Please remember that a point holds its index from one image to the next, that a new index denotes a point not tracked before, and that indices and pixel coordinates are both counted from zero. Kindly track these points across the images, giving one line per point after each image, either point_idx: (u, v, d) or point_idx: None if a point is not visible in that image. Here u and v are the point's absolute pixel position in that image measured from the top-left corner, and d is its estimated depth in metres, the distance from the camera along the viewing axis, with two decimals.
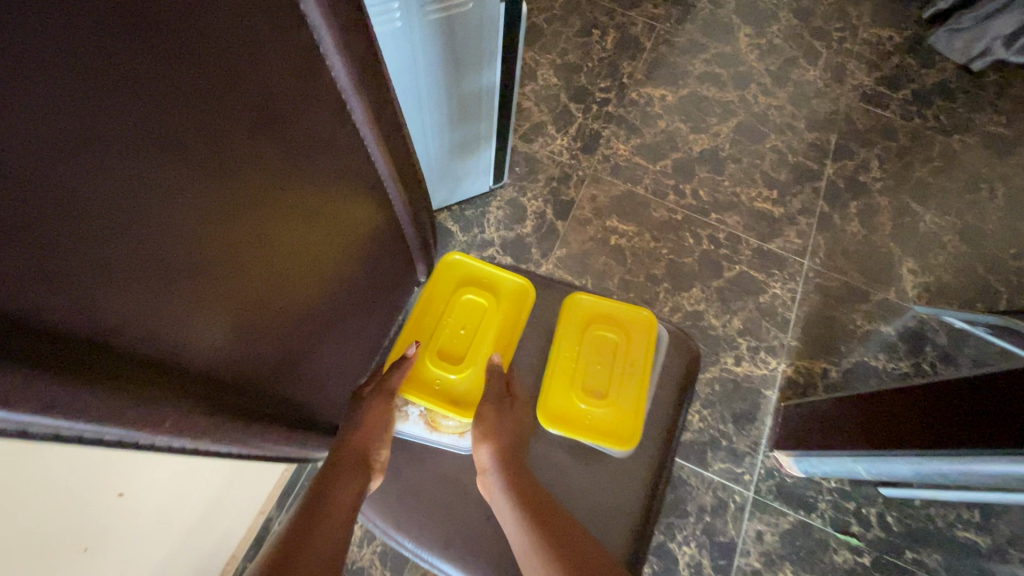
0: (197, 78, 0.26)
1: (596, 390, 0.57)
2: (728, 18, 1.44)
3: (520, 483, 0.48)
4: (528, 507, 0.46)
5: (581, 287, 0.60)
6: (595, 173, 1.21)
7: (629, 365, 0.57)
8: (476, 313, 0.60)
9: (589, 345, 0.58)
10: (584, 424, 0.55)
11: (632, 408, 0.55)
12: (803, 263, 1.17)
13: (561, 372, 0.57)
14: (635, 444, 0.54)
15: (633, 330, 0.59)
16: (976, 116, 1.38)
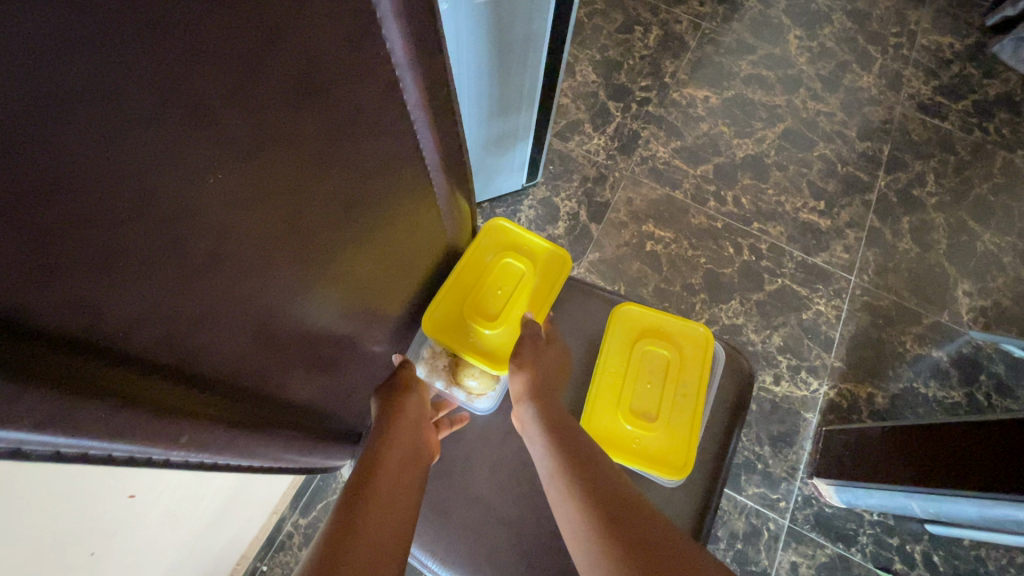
0: (239, 39, 0.21)
1: (645, 411, 0.52)
2: (778, 18, 1.38)
3: (555, 417, 0.46)
4: (563, 442, 0.43)
5: (631, 298, 0.56)
6: (632, 175, 1.16)
7: (682, 386, 0.52)
8: (512, 278, 0.54)
9: (640, 360, 0.53)
10: (631, 449, 0.50)
11: (684, 435, 0.50)
12: (850, 280, 1.10)
13: (607, 387, 0.52)
14: (685, 475, 0.49)
15: (688, 348, 0.54)
16: None
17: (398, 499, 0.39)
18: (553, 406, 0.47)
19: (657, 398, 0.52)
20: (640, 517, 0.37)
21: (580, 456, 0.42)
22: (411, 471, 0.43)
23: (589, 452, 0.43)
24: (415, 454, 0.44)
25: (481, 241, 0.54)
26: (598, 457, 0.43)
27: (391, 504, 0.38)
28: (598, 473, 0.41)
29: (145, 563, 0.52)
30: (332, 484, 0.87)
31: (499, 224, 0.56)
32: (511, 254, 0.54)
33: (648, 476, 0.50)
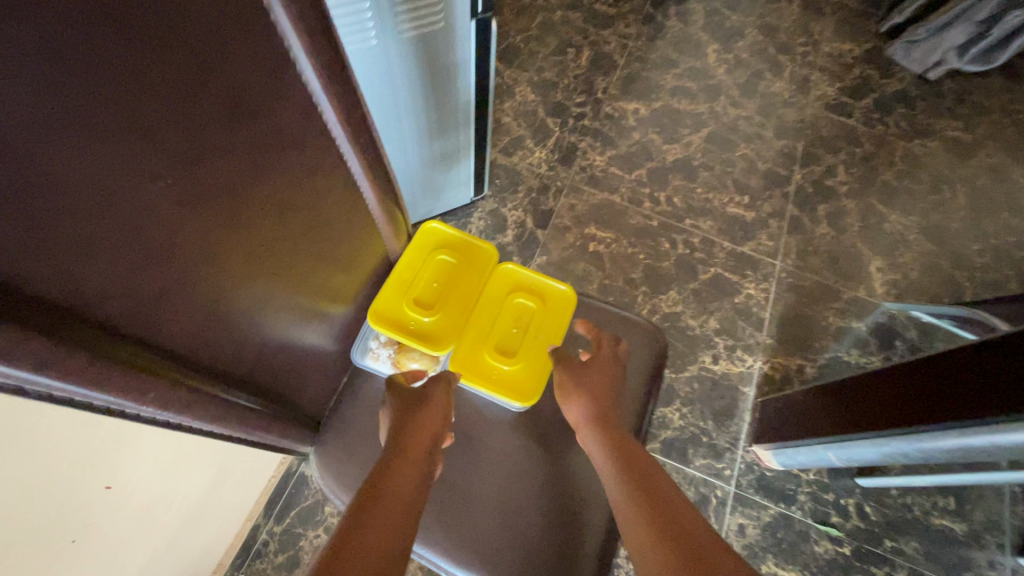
0: (178, 77, 0.28)
1: (506, 350, 0.62)
2: (697, 35, 1.52)
3: (617, 443, 0.52)
4: (623, 471, 0.49)
5: (509, 260, 0.65)
6: (573, 184, 1.26)
7: (542, 331, 0.63)
8: (448, 272, 0.63)
9: (509, 309, 0.63)
10: (490, 379, 0.60)
11: (538, 367, 0.61)
12: (775, 264, 1.21)
13: (474, 331, 0.62)
14: (532, 403, 0.60)
15: (550, 303, 0.64)
16: (934, 122, 1.46)
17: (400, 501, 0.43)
18: (617, 431, 0.53)
19: (519, 341, 0.63)
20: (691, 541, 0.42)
21: (638, 483, 0.48)
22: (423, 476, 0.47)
23: (649, 479, 0.49)
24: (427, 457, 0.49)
25: (417, 238, 0.64)
26: (655, 482, 0.48)
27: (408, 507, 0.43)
28: (658, 500, 0.46)
29: (125, 556, 0.56)
30: (304, 490, 0.91)
31: (438, 225, 0.64)
32: (445, 251, 0.64)
33: (501, 402, 0.60)
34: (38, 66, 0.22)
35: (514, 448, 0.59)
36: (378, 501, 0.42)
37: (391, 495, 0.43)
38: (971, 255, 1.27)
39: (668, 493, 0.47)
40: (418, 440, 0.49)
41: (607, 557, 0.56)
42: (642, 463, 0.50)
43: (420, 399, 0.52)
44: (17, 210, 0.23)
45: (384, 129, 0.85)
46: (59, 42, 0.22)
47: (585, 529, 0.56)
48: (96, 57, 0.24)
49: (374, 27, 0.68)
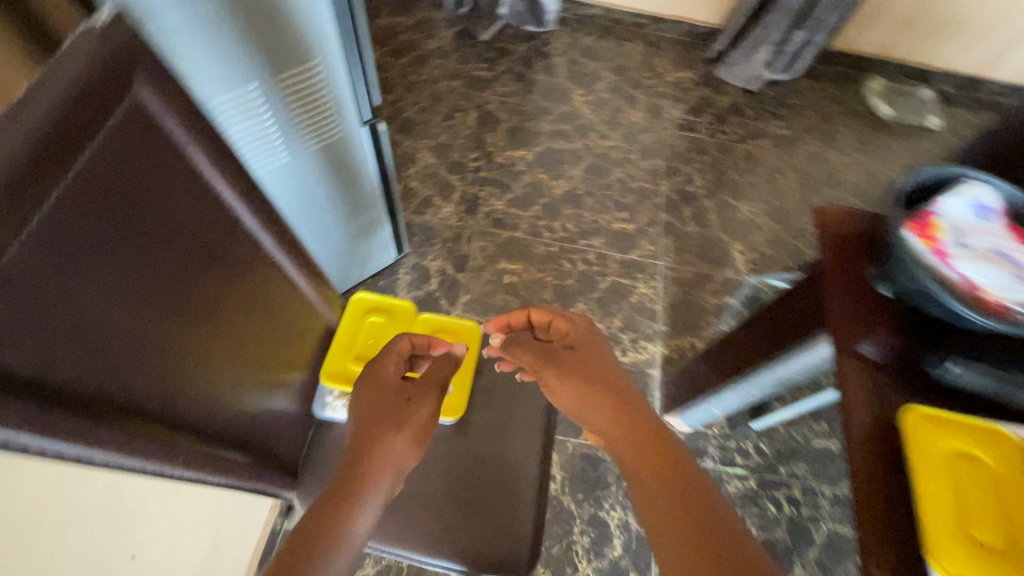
0: (173, 250, 0.44)
1: None
2: (563, 84, 1.80)
3: (623, 417, 0.62)
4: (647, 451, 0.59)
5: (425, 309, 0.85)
6: (481, 228, 1.46)
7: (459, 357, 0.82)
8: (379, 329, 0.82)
9: None
10: None
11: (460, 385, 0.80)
12: (658, 264, 1.46)
13: None
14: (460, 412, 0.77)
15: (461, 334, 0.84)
16: (762, 124, 1.79)
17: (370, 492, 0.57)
18: (621, 403, 0.63)
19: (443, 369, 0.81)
20: (697, 497, 0.55)
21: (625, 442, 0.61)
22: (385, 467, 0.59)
23: (661, 443, 0.60)
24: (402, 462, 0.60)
25: (349, 307, 0.84)
26: (668, 445, 0.60)
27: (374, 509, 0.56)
28: (666, 463, 0.58)
29: None
30: None
31: (364, 294, 0.84)
32: (374, 313, 0.83)
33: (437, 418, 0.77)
34: (101, 272, 0.38)
35: (455, 454, 0.75)
36: (346, 510, 0.54)
37: (361, 505, 0.55)
38: (807, 227, 1.57)
39: (676, 455, 0.59)
40: (396, 449, 0.59)
41: (540, 525, 0.73)
42: (648, 429, 0.61)
43: (399, 409, 0.62)
44: (98, 356, 0.38)
45: (304, 220, 1.01)
46: (111, 255, 0.38)
47: (518, 507, 0.72)
48: (128, 256, 0.40)
49: (282, 148, 0.85)
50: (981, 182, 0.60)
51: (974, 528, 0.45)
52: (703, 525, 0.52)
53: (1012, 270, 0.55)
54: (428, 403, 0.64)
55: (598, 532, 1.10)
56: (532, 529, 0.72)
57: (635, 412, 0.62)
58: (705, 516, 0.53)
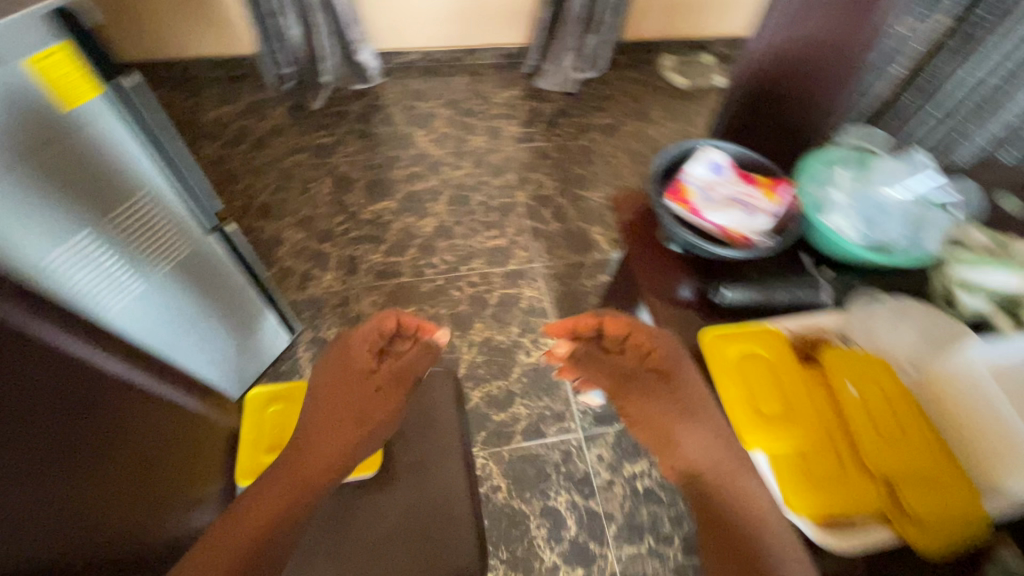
0: (24, 409, 0.48)
1: None
2: (404, 130, 1.91)
3: (697, 457, 0.58)
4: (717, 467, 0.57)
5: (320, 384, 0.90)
6: (366, 285, 1.53)
7: None
8: (281, 415, 0.85)
9: None
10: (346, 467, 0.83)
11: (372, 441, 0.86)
12: (535, 266, 1.60)
13: None
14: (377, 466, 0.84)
15: None
16: (587, 119, 2.03)
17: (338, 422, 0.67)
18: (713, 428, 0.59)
19: None
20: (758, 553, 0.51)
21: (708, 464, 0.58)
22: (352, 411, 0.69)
23: (731, 486, 0.55)
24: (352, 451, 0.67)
25: (244, 408, 0.85)
26: (740, 491, 0.55)
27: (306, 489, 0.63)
28: (736, 508, 0.54)
29: None
30: None
31: (259, 388, 0.87)
32: (273, 402, 0.86)
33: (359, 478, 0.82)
34: None
35: (389, 500, 0.81)
36: (281, 486, 0.62)
37: (296, 484, 0.62)
38: None
39: (750, 503, 0.54)
40: (348, 437, 0.67)
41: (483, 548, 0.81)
42: (720, 475, 0.56)
43: (364, 401, 0.69)
44: None
45: (180, 339, 1.01)
46: None
47: (458, 541, 0.79)
48: None
49: (133, 280, 0.87)
50: (711, 148, 0.79)
51: (771, 417, 0.60)
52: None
53: (746, 207, 0.73)
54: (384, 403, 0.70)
55: (551, 520, 1.20)
56: (477, 556, 0.79)
57: (709, 455, 0.57)
58: (757, 566, 0.51)
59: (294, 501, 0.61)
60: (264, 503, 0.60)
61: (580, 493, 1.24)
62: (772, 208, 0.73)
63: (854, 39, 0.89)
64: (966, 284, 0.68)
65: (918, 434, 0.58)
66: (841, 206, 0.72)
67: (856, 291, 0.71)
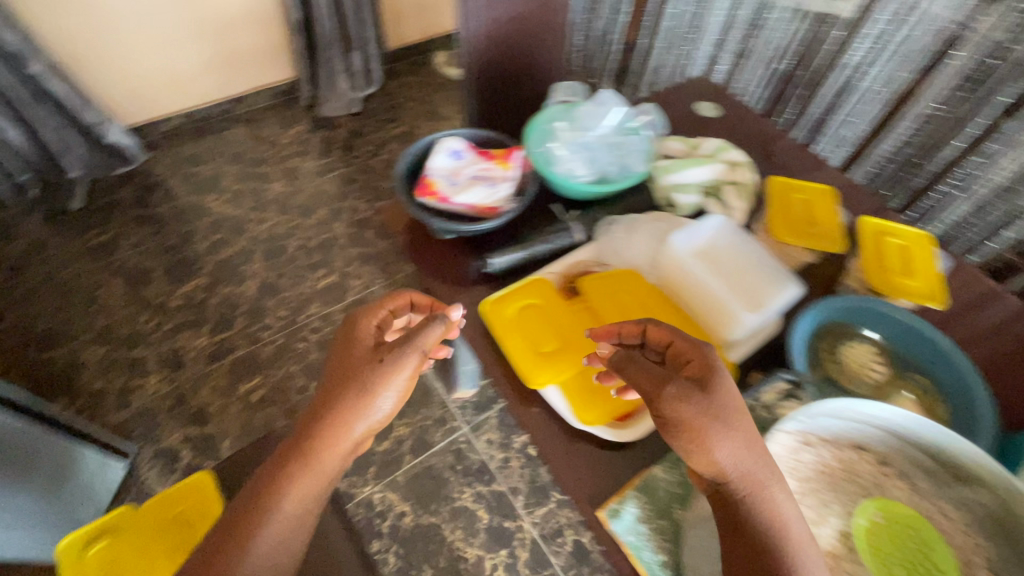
0: None
1: None
2: (190, 201, 1.77)
3: (727, 465, 0.50)
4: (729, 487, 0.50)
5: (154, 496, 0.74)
6: (199, 374, 1.41)
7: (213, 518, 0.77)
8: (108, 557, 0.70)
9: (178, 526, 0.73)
10: None
11: None
12: (373, 290, 1.59)
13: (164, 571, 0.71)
14: None
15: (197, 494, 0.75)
16: (380, 133, 2.04)
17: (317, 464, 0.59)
18: (739, 442, 0.51)
19: None
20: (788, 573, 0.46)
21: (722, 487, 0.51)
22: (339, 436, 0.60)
23: (766, 498, 0.49)
24: (367, 426, 0.61)
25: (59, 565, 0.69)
26: (771, 501, 0.49)
27: (327, 475, 0.59)
28: (773, 521, 0.49)
29: None
30: None
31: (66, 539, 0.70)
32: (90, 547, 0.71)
33: None
34: None
35: None
36: (299, 480, 0.58)
37: (312, 476, 0.58)
38: None
39: (786, 519, 0.49)
40: (356, 419, 0.60)
41: None
42: (762, 492, 0.49)
43: (363, 380, 0.61)
44: None
45: None
46: None
47: None
48: None
49: None
50: (446, 137, 0.85)
51: (552, 359, 0.68)
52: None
53: (487, 180, 0.80)
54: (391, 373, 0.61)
55: (463, 519, 1.23)
56: None
57: (735, 457, 0.50)
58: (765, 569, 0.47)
59: (319, 494, 0.59)
60: (280, 506, 0.56)
61: (481, 482, 1.28)
62: (508, 174, 0.80)
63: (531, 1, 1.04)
64: (682, 183, 0.83)
65: (666, 324, 0.69)
66: (558, 157, 0.82)
67: (596, 221, 0.82)
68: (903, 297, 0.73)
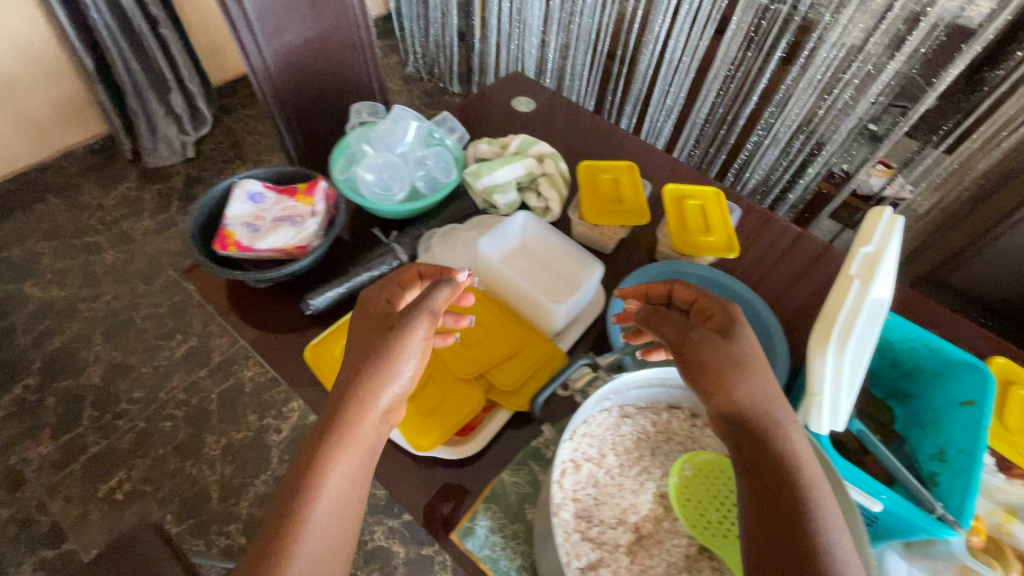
0: None
1: None
2: (4, 291, 1.54)
3: (749, 404, 0.49)
4: (755, 428, 0.49)
5: None
6: (48, 486, 1.24)
7: None
8: None
9: None
10: None
11: None
12: (243, 343, 1.48)
13: None
14: None
15: None
16: (224, 173, 1.89)
17: (350, 468, 0.52)
18: (758, 387, 0.50)
19: None
20: (804, 511, 0.44)
21: (751, 430, 0.49)
22: (369, 431, 0.54)
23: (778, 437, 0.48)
24: (394, 396, 0.55)
25: None
26: (789, 438, 0.48)
27: (366, 449, 0.53)
28: (785, 457, 0.47)
29: None
30: None
31: None
32: None
33: None
34: None
35: None
36: (339, 457, 0.51)
37: (353, 449, 0.52)
38: None
39: (801, 457, 0.47)
40: (378, 389, 0.54)
41: None
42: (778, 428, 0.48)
43: (380, 350, 0.55)
44: None
45: None
46: None
47: None
48: None
49: None
50: (247, 180, 0.79)
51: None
52: (793, 534, 0.43)
53: (292, 220, 0.75)
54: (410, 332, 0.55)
55: (379, 560, 1.18)
56: None
57: (758, 401, 0.49)
58: (804, 512, 0.44)
59: (359, 473, 0.53)
60: (321, 491, 0.50)
61: (392, 516, 1.24)
62: (313, 209, 0.76)
63: (325, 21, 1.01)
64: (496, 185, 0.83)
65: (497, 330, 0.70)
66: (362, 180, 0.79)
67: (417, 238, 0.79)
68: (707, 254, 0.79)
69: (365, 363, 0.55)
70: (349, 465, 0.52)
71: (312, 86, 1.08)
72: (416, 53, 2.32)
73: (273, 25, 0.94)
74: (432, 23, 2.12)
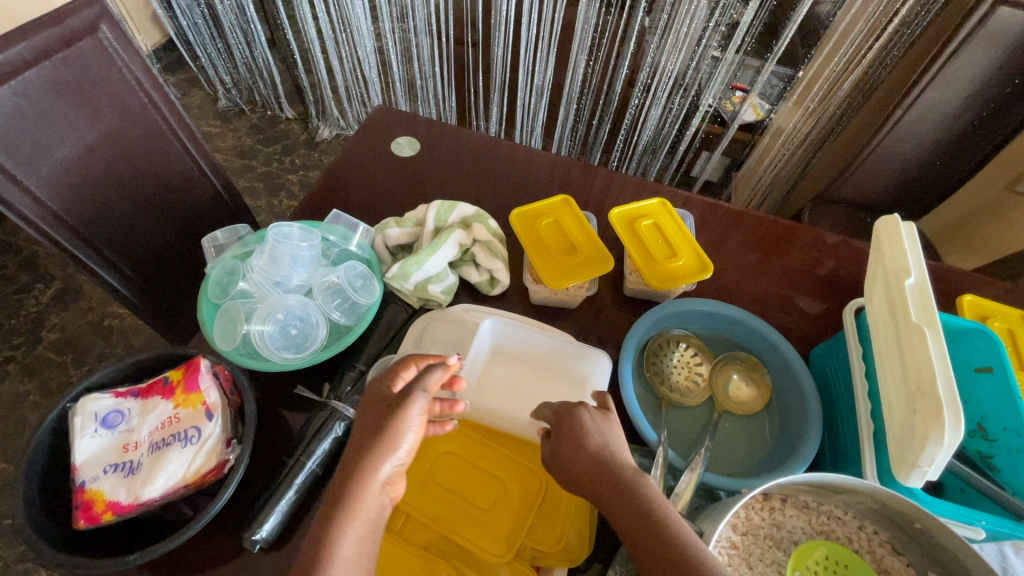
0: None
1: None
2: None
3: (586, 465, 0.47)
4: (598, 484, 0.46)
5: None
6: None
7: None
8: None
9: None
10: None
11: None
12: None
13: None
14: None
15: None
16: (24, 305, 1.43)
17: (359, 551, 0.42)
18: (581, 449, 0.48)
19: None
20: (668, 544, 0.40)
21: (597, 487, 0.46)
22: (377, 504, 0.44)
23: (631, 491, 0.44)
24: (396, 469, 0.46)
25: None
26: (637, 480, 0.45)
27: (374, 524, 0.44)
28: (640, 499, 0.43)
29: None
30: None
31: None
32: None
33: None
34: None
35: None
36: (344, 528, 0.42)
37: (360, 521, 0.42)
38: None
39: (669, 514, 0.42)
40: (381, 456, 0.45)
41: None
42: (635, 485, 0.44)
43: (376, 420, 0.47)
44: None
45: None
46: None
47: None
48: None
49: None
50: (86, 396, 0.54)
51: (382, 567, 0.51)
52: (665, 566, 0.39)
53: (181, 436, 0.53)
54: (412, 397, 0.47)
55: None
56: None
57: (589, 456, 0.47)
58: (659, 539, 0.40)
59: (370, 547, 0.43)
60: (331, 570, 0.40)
61: None
62: (206, 406, 0.54)
63: (104, 114, 0.73)
64: (428, 277, 0.67)
65: (509, 469, 0.57)
66: (258, 335, 0.58)
67: (361, 375, 0.62)
68: (682, 283, 0.70)
69: (361, 435, 0.46)
70: (357, 544, 0.42)
71: (118, 200, 0.79)
72: (225, 84, 1.93)
73: (28, 144, 0.65)
74: (233, 46, 1.74)
